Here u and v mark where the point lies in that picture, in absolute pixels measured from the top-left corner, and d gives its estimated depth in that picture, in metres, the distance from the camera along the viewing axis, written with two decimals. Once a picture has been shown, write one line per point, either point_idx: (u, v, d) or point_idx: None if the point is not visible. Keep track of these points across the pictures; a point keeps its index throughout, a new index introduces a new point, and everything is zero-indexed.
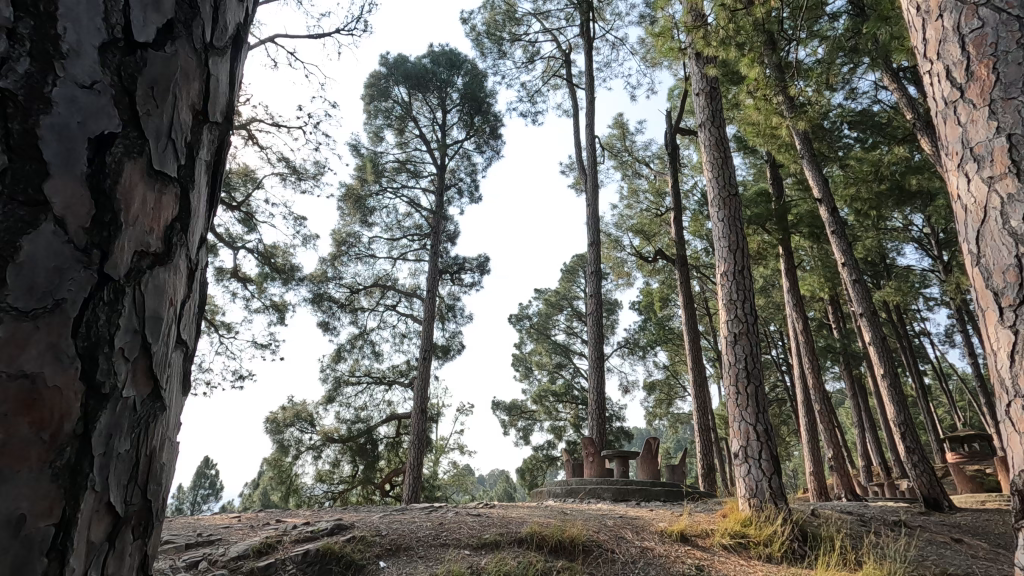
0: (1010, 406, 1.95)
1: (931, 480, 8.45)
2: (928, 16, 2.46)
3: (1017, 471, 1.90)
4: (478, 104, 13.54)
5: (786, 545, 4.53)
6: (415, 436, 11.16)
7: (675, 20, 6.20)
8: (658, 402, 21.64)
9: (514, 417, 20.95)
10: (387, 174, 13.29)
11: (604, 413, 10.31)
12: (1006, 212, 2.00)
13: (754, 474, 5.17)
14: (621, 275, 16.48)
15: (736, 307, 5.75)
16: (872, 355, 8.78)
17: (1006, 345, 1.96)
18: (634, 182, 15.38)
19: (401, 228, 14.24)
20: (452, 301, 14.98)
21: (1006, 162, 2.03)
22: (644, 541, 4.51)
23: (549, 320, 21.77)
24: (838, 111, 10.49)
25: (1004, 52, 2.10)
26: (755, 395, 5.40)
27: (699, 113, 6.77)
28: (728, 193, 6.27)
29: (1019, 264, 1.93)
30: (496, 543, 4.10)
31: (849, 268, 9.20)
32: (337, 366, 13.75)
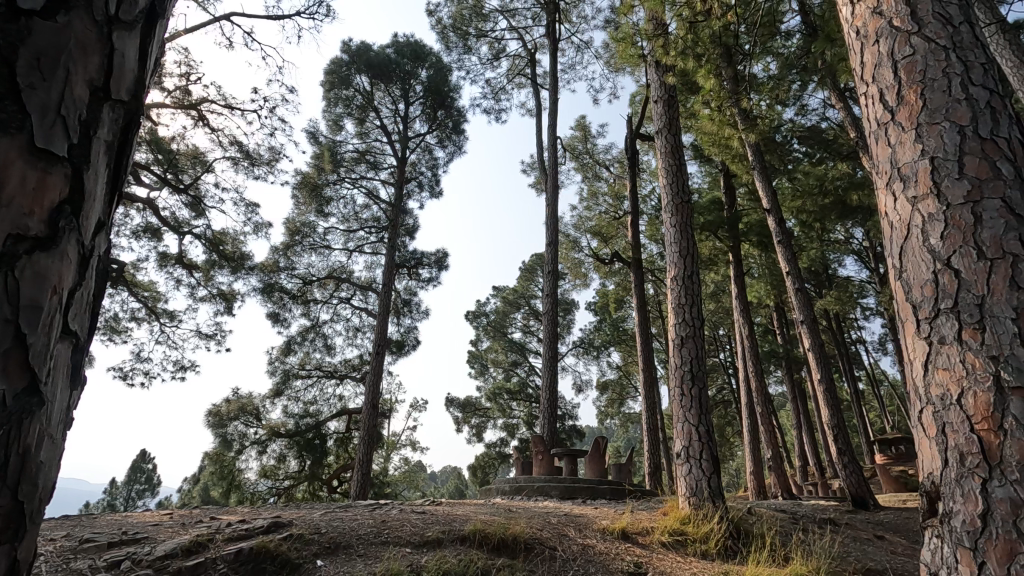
0: (922, 413, 2.08)
1: (859, 480, 8.95)
2: (865, 40, 2.58)
3: (925, 473, 2.03)
4: (442, 98, 13.41)
5: (721, 543, 4.68)
6: (366, 432, 10.96)
7: (637, 27, 6.33)
8: (610, 402, 22.12)
9: (467, 414, 20.97)
10: (346, 164, 13.00)
11: (555, 412, 10.40)
12: (926, 230, 2.13)
13: (694, 473, 5.33)
14: (578, 276, 16.71)
15: (684, 310, 5.92)
16: (811, 361, 9.20)
17: (921, 355, 2.08)
18: (593, 185, 15.61)
19: (358, 220, 14.01)
20: (409, 296, 14.83)
21: (928, 183, 2.17)
22: (586, 539, 4.58)
23: (506, 319, 21.81)
24: (788, 126, 10.91)
25: (930, 80, 2.27)
26: (698, 397, 5.56)
27: (657, 120, 6.93)
28: (681, 200, 6.45)
29: (935, 279, 2.06)
30: (438, 542, 4.07)
31: (793, 277, 9.59)
32: (286, 359, 13.40)
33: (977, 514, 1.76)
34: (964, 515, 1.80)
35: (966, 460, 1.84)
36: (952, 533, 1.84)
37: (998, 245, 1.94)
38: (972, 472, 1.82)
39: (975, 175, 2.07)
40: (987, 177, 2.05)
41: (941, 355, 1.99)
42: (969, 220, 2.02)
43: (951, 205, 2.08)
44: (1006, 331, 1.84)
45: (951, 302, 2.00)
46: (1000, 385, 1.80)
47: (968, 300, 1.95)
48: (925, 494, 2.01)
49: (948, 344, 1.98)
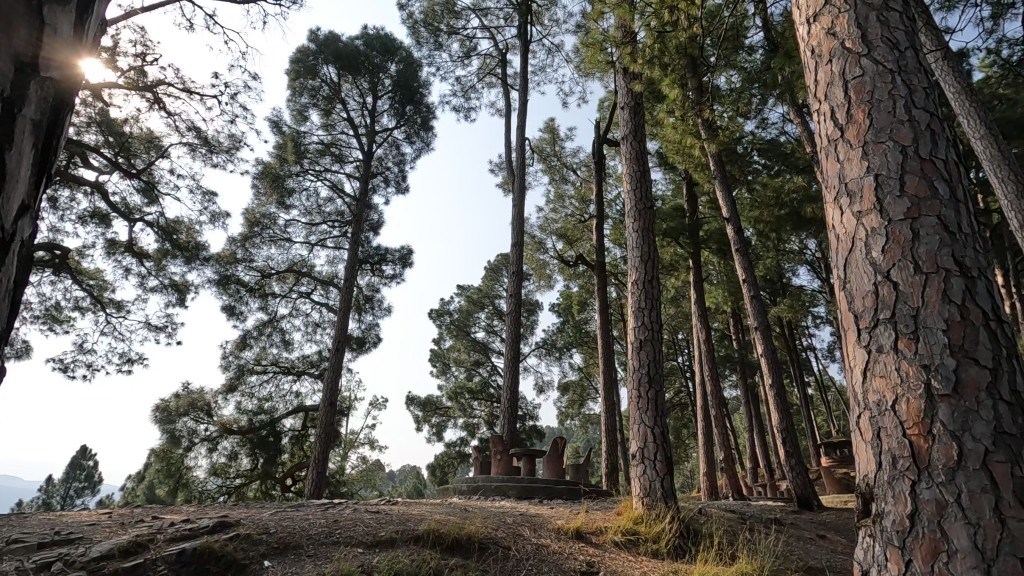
0: (860, 417, 2.17)
1: (804, 481, 9.31)
2: (819, 59, 2.69)
3: (861, 475, 2.12)
4: (410, 93, 13.27)
5: (672, 542, 4.80)
6: (323, 430, 10.73)
7: (605, 34, 6.42)
8: (571, 403, 22.37)
9: (427, 413, 20.84)
10: (310, 156, 12.71)
11: (515, 412, 10.41)
12: (868, 244, 2.23)
13: (649, 474, 5.44)
14: (543, 277, 16.82)
15: (643, 314, 6.03)
16: (764, 366, 9.52)
17: (859, 363, 2.18)
18: (560, 187, 15.75)
19: (321, 213, 13.73)
20: (371, 292, 14.62)
21: (872, 199, 2.27)
22: (541, 539, 4.61)
23: (470, 318, 21.75)
24: (748, 138, 11.25)
25: (877, 101, 2.38)
26: (654, 399, 5.66)
27: (623, 126, 7.04)
28: (643, 207, 6.57)
29: (875, 291, 2.16)
30: (391, 542, 4.02)
31: (749, 285, 9.91)
32: (241, 353, 13.00)
33: (906, 514, 1.86)
34: (895, 516, 1.89)
35: (898, 463, 1.94)
36: (883, 532, 1.93)
37: (932, 260, 2.06)
38: (903, 474, 1.91)
39: (914, 194, 2.18)
40: (925, 196, 2.17)
41: (878, 363, 2.09)
42: (907, 235, 2.13)
43: (891, 221, 2.19)
44: (937, 341, 1.95)
45: (889, 313, 2.10)
46: (930, 392, 1.91)
47: (904, 311, 2.06)
48: (860, 495, 2.11)
49: (884, 353, 2.08)
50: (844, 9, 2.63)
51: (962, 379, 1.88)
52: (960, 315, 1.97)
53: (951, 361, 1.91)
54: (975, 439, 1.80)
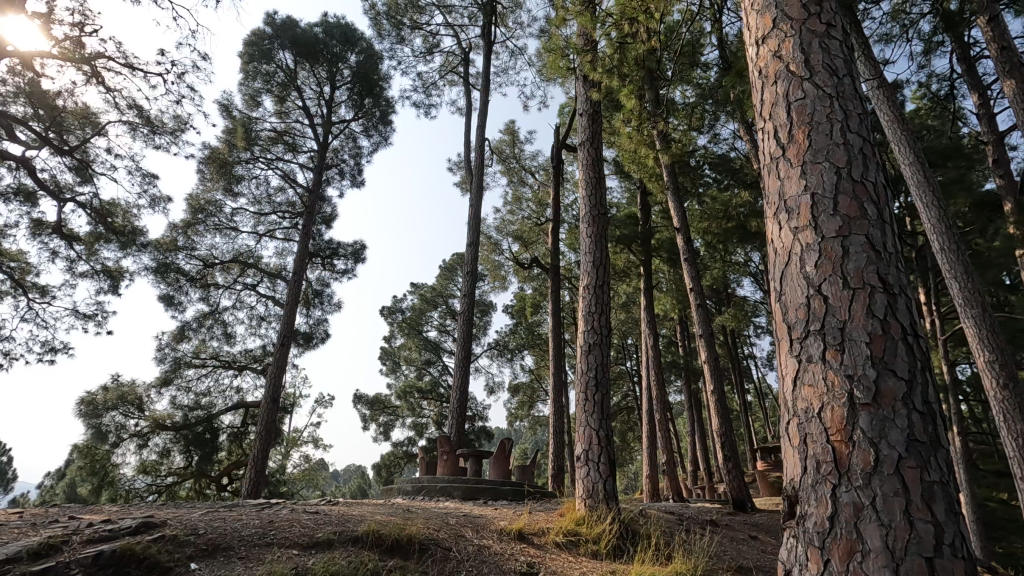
0: (789, 423, 2.27)
1: (740, 484, 9.70)
2: (766, 81, 2.81)
3: (788, 478, 2.22)
4: (370, 85, 13.01)
5: (612, 543, 4.89)
6: (263, 427, 10.34)
7: (566, 40, 6.50)
8: (520, 404, 22.51)
9: (375, 412, 20.50)
10: (261, 143, 12.26)
11: (464, 412, 10.37)
12: (803, 258, 2.35)
13: (592, 475, 5.51)
14: (497, 278, 16.84)
15: (593, 318, 6.13)
16: (707, 373, 9.87)
17: (790, 371, 2.29)
18: (518, 189, 15.83)
19: (271, 203, 13.27)
20: (321, 287, 14.25)
21: (808, 216, 2.39)
22: (483, 540, 4.60)
23: (422, 316, 21.53)
24: (701, 152, 11.63)
25: (817, 123, 2.51)
26: (600, 403, 5.75)
27: (581, 132, 7.14)
28: (597, 213, 6.68)
29: (807, 303, 2.27)
30: (328, 543, 3.92)
31: (696, 293, 10.23)
32: (178, 346, 12.39)
33: (826, 516, 1.96)
34: (816, 517, 1.99)
35: (821, 467, 2.04)
36: (805, 533, 2.03)
37: (859, 276, 2.18)
38: (825, 478, 2.01)
39: (846, 214, 2.31)
40: (855, 216, 2.29)
41: (808, 372, 2.19)
42: (838, 252, 2.25)
43: (825, 237, 2.31)
44: (861, 353, 2.07)
45: (819, 324, 2.21)
46: (852, 401, 2.02)
47: (832, 324, 2.17)
48: (787, 497, 2.20)
49: (813, 363, 2.19)
50: (789, 34, 2.76)
51: (881, 389, 2.00)
52: (882, 329, 2.09)
53: (872, 372, 2.03)
54: (890, 445, 1.92)
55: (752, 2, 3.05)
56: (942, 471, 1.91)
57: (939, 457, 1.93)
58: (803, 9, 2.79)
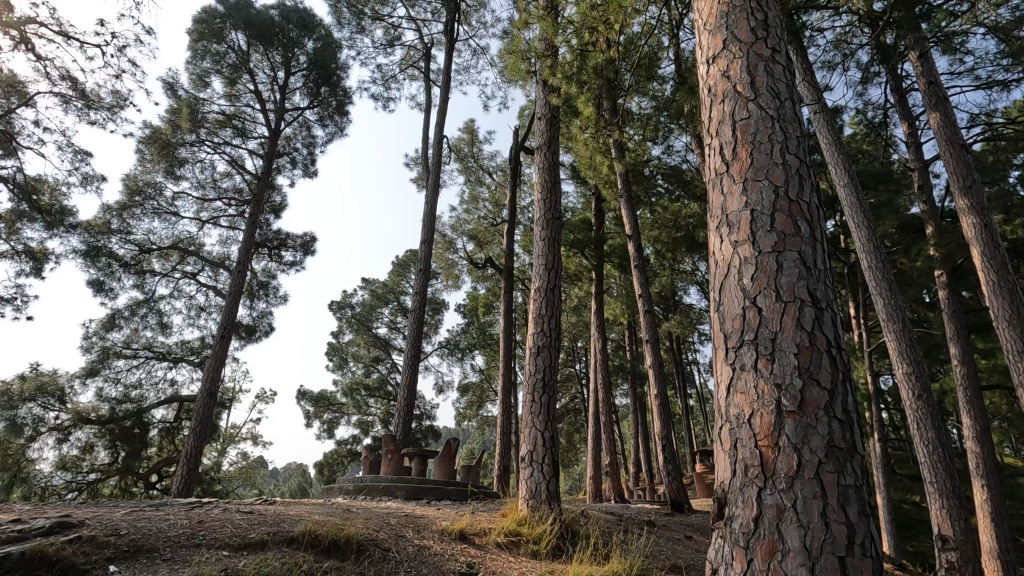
0: (722, 428, 2.37)
1: (679, 486, 10.02)
2: (714, 99, 2.93)
3: (720, 481, 2.31)
4: (326, 74, 12.66)
5: (551, 543, 4.96)
6: (197, 422, 9.88)
7: (527, 44, 6.56)
8: (469, 404, 22.50)
9: (319, 409, 19.99)
10: (208, 125, 11.71)
11: (411, 411, 10.25)
12: (740, 271, 2.46)
13: (536, 477, 5.56)
14: (451, 277, 16.77)
15: (543, 321, 6.19)
16: (651, 377, 10.15)
17: (725, 378, 2.38)
18: (475, 189, 15.80)
19: (216, 188, 12.71)
20: (267, 279, 13.76)
21: (747, 231, 2.50)
22: (422, 540, 4.57)
23: (372, 312, 21.15)
24: (654, 162, 11.94)
25: (759, 142, 2.64)
26: (546, 405, 5.81)
27: (538, 136, 7.20)
28: (552, 217, 6.75)
29: (743, 314, 2.38)
30: (261, 544, 3.80)
31: (644, 300, 10.49)
32: (107, 335, 11.68)
33: (751, 518, 2.06)
34: (743, 519, 2.09)
35: (749, 471, 2.14)
36: (732, 533, 2.12)
37: (790, 290, 2.31)
38: (751, 482, 2.12)
39: (781, 231, 2.43)
40: (789, 233, 2.42)
41: (740, 380, 2.29)
42: (772, 267, 2.37)
43: (762, 252, 2.42)
44: (788, 362, 2.19)
45: (752, 335, 2.32)
46: (780, 409, 2.14)
47: (765, 335, 2.28)
48: (716, 499, 2.30)
49: (746, 371, 2.29)
50: (738, 55, 2.89)
51: (806, 398, 2.12)
52: (809, 341, 2.22)
53: (798, 382, 2.15)
54: (812, 451, 2.04)
55: (705, 23, 3.17)
56: (857, 476, 2.04)
57: (856, 463, 2.06)
58: (751, 32, 2.92)
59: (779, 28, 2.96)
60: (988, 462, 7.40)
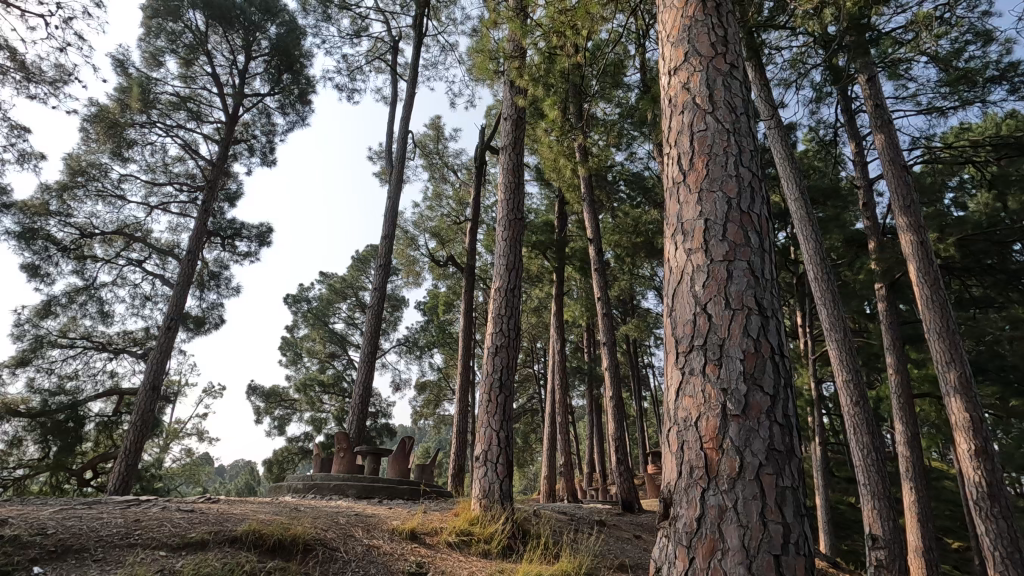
0: (670, 430, 2.43)
1: (630, 487, 10.22)
2: (674, 109, 3.00)
3: (666, 482, 2.36)
4: (289, 61, 12.30)
5: (502, 542, 4.99)
6: (138, 417, 9.43)
7: (496, 44, 6.56)
8: (426, 402, 22.31)
9: (270, 404, 19.43)
10: (160, 107, 11.19)
11: (366, 409, 10.08)
12: (693, 278, 2.53)
13: (489, 476, 5.56)
14: (411, 274, 16.59)
15: (502, 321, 6.20)
16: (607, 379, 10.31)
17: (675, 381, 2.45)
18: (440, 186, 15.67)
19: (167, 173, 12.17)
20: (218, 269, 13.27)
21: (701, 239, 2.58)
22: (372, 539, 4.51)
23: (330, 307, 20.69)
24: (618, 168, 12.12)
25: (715, 154, 2.72)
26: (502, 404, 5.82)
27: (504, 136, 7.21)
28: (514, 218, 6.76)
29: (695, 320, 2.45)
30: (202, 544, 3.67)
31: (603, 303, 10.65)
32: (41, 322, 11.01)
33: (694, 518, 2.12)
34: (686, 518, 2.15)
35: (694, 472, 2.21)
36: (676, 533, 2.18)
37: (739, 298, 2.39)
38: (696, 483, 2.18)
39: (733, 240, 2.52)
40: (740, 242, 2.51)
41: (689, 384, 2.36)
42: (722, 275, 2.45)
43: (713, 260, 2.50)
44: (735, 368, 2.27)
45: (702, 341, 2.39)
46: (725, 412, 2.21)
47: (714, 341, 2.36)
48: (663, 500, 2.35)
49: (694, 375, 2.36)
50: (698, 68, 2.97)
51: (750, 403, 2.21)
52: (754, 348, 2.30)
53: (743, 387, 2.24)
54: (753, 454, 2.12)
55: (668, 35, 3.25)
56: (794, 478, 2.14)
57: (793, 466, 2.16)
58: (712, 47, 3.01)
59: (737, 45, 3.06)
60: (916, 466, 7.85)
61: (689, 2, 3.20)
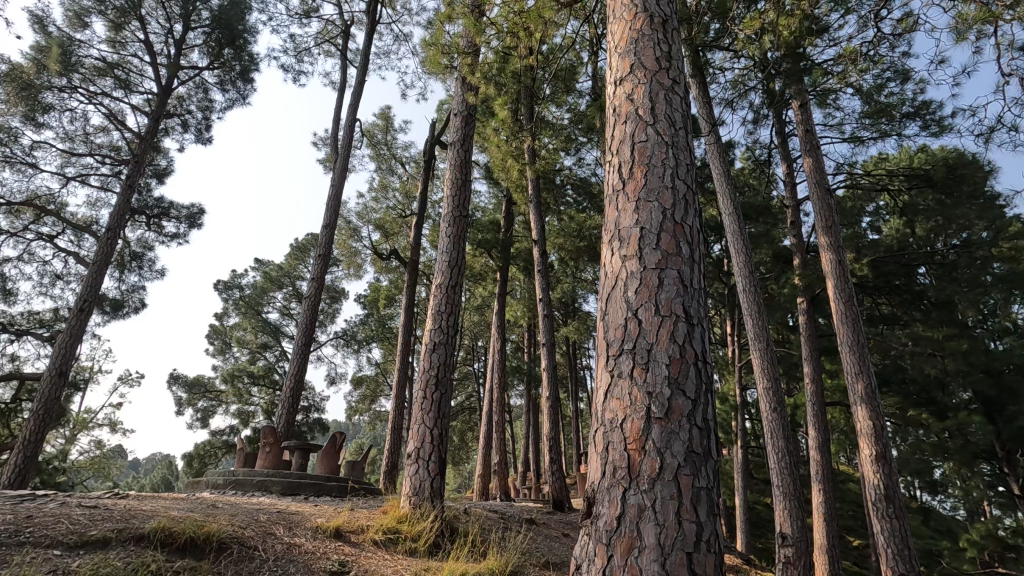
0: (597, 430, 2.48)
1: (562, 486, 10.39)
2: (618, 118, 3.07)
3: (590, 481, 2.41)
4: (231, 35, 11.66)
5: (430, 540, 4.95)
6: (40, 405, 8.67)
7: (449, 39, 6.49)
8: (362, 398, 21.81)
9: (194, 395, 18.42)
10: (83, 71, 10.35)
11: (297, 403, 9.72)
12: (626, 284, 2.61)
13: (421, 474, 5.50)
14: (352, 266, 16.16)
15: (441, 318, 6.15)
16: (545, 380, 10.43)
17: (604, 384, 2.51)
18: (386, 177, 15.36)
19: (87, 142, 11.28)
20: (141, 249, 12.43)
21: (635, 246, 2.66)
22: (293, 537, 4.36)
23: (264, 295, 19.83)
24: (565, 172, 12.28)
25: (653, 165, 2.82)
26: (438, 401, 5.76)
27: (454, 132, 7.14)
28: (459, 214, 6.72)
29: (625, 324, 2.52)
30: (103, 542, 3.42)
31: (544, 304, 10.76)
32: None
33: (615, 516, 2.18)
34: (607, 517, 2.21)
35: (617, 472, 2.27)
36: (597, 531, 2.24)
37: (667, 305, 2.49)
38: (618, 483, 2.24)
39: (665, 249, 2.61)
40: (672, 252, 2.61)
41: (617, 387, 2.43)
42: (654, 282, 2.54)
43: (646, 267, 2.59)
44: (660, 372, 2.36)
45: (631, 345, 2.46)
46: (649, 415, 2.29)
47: (642, 345, 2.44)
48: (586, 499, 2.40)
49: (623, 378, 2.43)
50: (642, 81, 3.07)
51: (673, 406, 2.30)
52: (679, 354, 2.40)
53: (667, 391, 2.32)
54: (673, 455, 2.21)
55: (616, 45, 3.32)
56: (709, 479, 2.24)
57: (709, 468, 2.26)
58: (656, 61, 3.12)
59: (680, 62, 3.18)
60: (826, 469, 8.40)
61: (638, 16, 3.29)
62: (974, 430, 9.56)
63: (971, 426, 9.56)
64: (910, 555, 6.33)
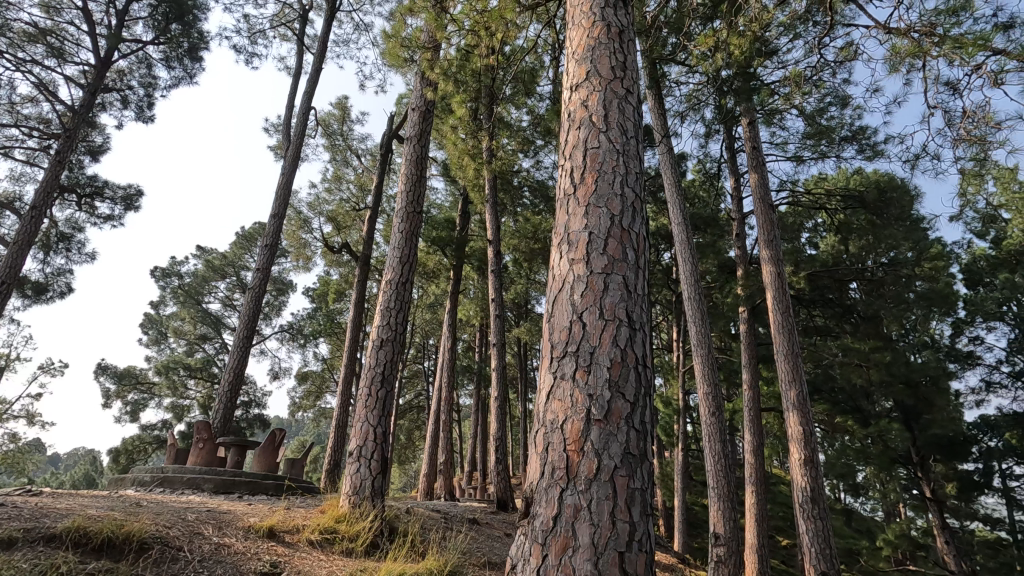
0: (537, 430, 2.50)
1: (507, 486, 10.43)
2: (571, 123, 3.11)
3: (528, 481, 2.42)
4: (179, 10, 11.07)
5: (368, 540, 4.86)
6: None
7: (411, 33, 6.39)
8: (307, 394, 21.23)
9: (123, 387, 17.41)
10: (10, 36, 9.61)
11: (236, 398, 9.34)
12: (572, 288, 2.64)
13: (362, 473, 5.37)
14: (301, 258, 15.68)
15: (390, 314, 6.04)
16: (494, 380, 10.43)
17: (546, 385, 2.53)
18: (340, 169, 14.99)
19: (12, 112, 10.47)
20: (70, 230, 11.64)
21: (582, 251, 2.70)
22: (223, 538, 4.19)
23: (204, 285, 18.97)
24: (523, 174, 12.33)
25: (603, 171, 2.87)
26: (383, 398, 5.65)
27: (411, 127, 7.03)
28: (413, 211, 6.63)
29: (569, 327, 2.55)
30: (8, 543, 3.19)
31: (496, 304, 10.77)
32: None
33: (552, 516, 2.21)
34: (544, 516, 2.23)
35: (555, 472, 2.29)
36: (533, 529, 2.26)
37: (611, 309, 2.54)
38: (556, 483, 2.27)
39: (612, 255, 2.66)
40: (617, 257, 2.66)
41: (559, 388, 2.45)
42: (599, 286, 2.59)
43: (593, 271, 2.63)
44: (602, 374, 2.40)
45: (575, 347, 2.50)
46: (589, 416, 2.33)
47: (585, 348, 2.48)
48: (524, 498, 2.41)
49: (565, 380, 2.46)
50: (597, 88, 3.12)
51: (612, 408, 2.34)
52: (620, 357, 2.45)
53: (607, 393, 2.37)
54: (610, 456, 2.25)
55: (574, 51, 3.36)
56: (644, 480, 2.29)
57: (644, 469, 2.31)
58: (611, 70, 3.18)
59: (634, 72, 3.25)
60: (758, 472, 8.79)
61: (596, 25, 3.35)
62: (893, 436, 10.22)
63: (891, 432, 10.20)
64: (831, 553, 6.70)
